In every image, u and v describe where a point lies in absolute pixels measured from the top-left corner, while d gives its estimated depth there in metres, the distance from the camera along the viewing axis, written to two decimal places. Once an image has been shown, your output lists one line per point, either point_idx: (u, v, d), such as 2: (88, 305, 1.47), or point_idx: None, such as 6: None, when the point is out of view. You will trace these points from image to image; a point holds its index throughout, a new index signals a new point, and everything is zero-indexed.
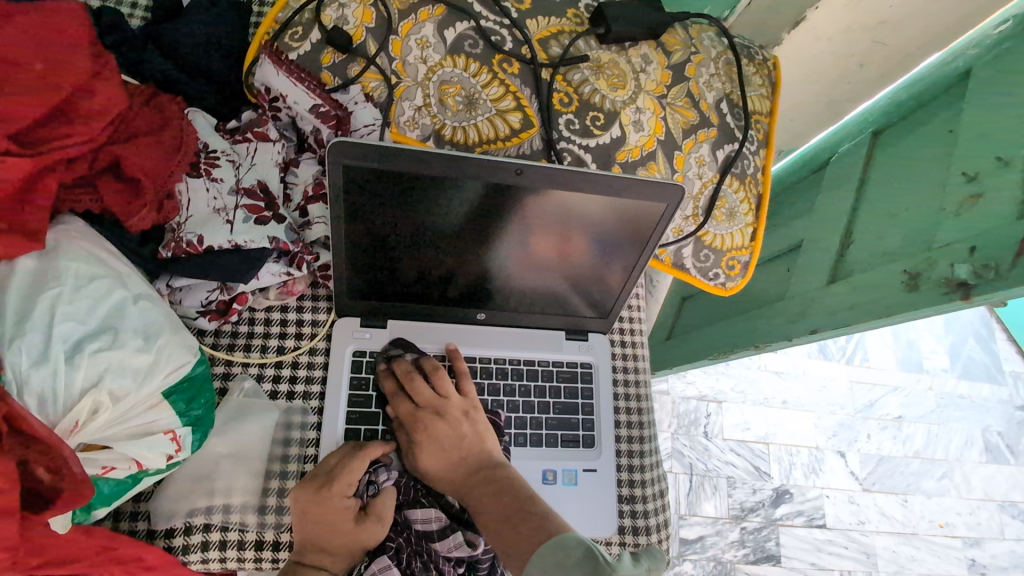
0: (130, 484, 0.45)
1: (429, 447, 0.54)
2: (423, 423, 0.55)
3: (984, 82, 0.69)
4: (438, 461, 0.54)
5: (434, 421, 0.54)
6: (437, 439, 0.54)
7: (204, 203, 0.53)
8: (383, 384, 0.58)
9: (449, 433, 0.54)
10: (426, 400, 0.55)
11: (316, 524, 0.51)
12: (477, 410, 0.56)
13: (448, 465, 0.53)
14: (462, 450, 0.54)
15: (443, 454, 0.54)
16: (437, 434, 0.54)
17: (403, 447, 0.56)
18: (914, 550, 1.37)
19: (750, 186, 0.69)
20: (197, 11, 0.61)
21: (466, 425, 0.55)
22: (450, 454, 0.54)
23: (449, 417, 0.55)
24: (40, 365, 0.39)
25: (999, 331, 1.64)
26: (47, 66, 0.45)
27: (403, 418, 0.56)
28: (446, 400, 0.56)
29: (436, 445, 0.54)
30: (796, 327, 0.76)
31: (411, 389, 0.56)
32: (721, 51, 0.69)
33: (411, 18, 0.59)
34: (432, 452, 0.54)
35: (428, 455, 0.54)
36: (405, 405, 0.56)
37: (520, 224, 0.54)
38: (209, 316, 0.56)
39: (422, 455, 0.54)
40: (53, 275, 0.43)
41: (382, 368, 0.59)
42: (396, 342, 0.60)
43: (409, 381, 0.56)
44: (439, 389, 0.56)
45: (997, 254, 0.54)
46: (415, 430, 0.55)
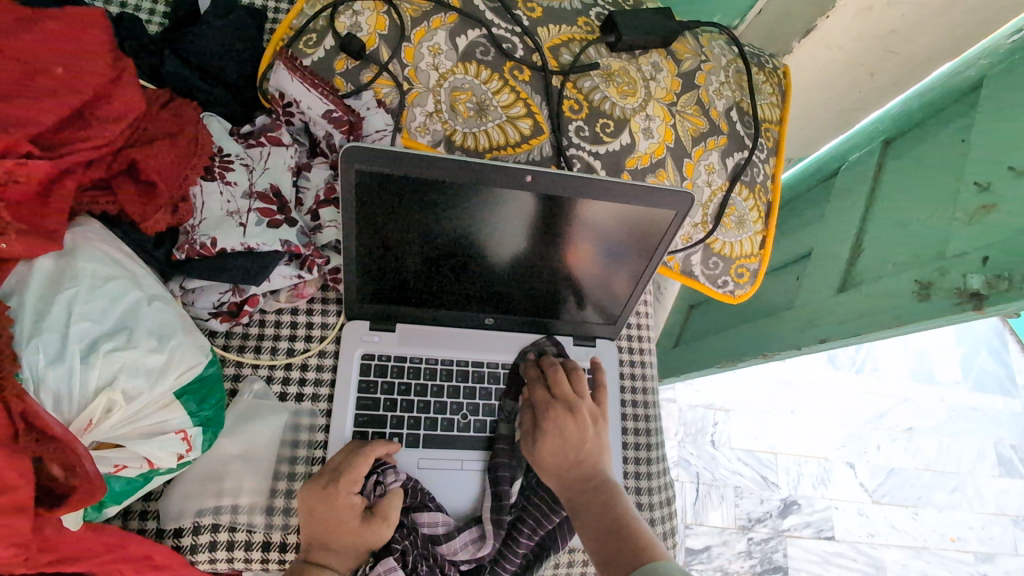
0: (141, 483, 0.46)
1: (553, 438, 0.56)
2: (554, 412, 0.57)
3: (997, 91, 0.69)
4: (558, 456, 0.55)
5: (564, 415, 0.57)
6: (563, 434, 0.56)
7: (218, 206, 0.54)
8: (526, 371, 0.62)
9: (575, 432, 0.56)
10: (565, 394, 0.59)
11: (321, 521, 0.51)
12: (603, 422, 0.59)
13: (566, 466, 0.55)
14: (582, 452, 0.56)
15: (565, 450, 0.55)
16: (566, 430, 0.56)
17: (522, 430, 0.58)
18: (925, 564, 1.35)
19: (759, 194, 0.69)
20: (215, 17, 0.62)
21: (591, 431, 0.57)
22: (569, 454, 0.55)
23: (579, 417, 0.57)
24: (56, 364, 0.40)
25: (1012, 342, 1.62)
26: (68, 72, 0.46)
27: (538, 404, 0.58)
28: (582, 401, 0.59)
29: (561, 438, 0.56)
30: (806, 336, 0.76)
31: (551, 378, 0.60)
32: (731, 60, 0.69)
33: (424, 26, 0.59)
34: (555, 442, 0.56)
35: (550, 447, 0.56)
36: (542, 391, 0.59)
37: (525, 225, 0.54)
38: (220, 317, 0.57)
39: (543, 448, 0.56)
40: (71, 276, 0.44)
41: (530, 359, 0.63)
42: (535, 351, 0.64)
43: (549, 370, 0.60)
44: (576, 389, 0.60)
45: (1010, 265, 0.54)
46: (546, 418, 0.57)
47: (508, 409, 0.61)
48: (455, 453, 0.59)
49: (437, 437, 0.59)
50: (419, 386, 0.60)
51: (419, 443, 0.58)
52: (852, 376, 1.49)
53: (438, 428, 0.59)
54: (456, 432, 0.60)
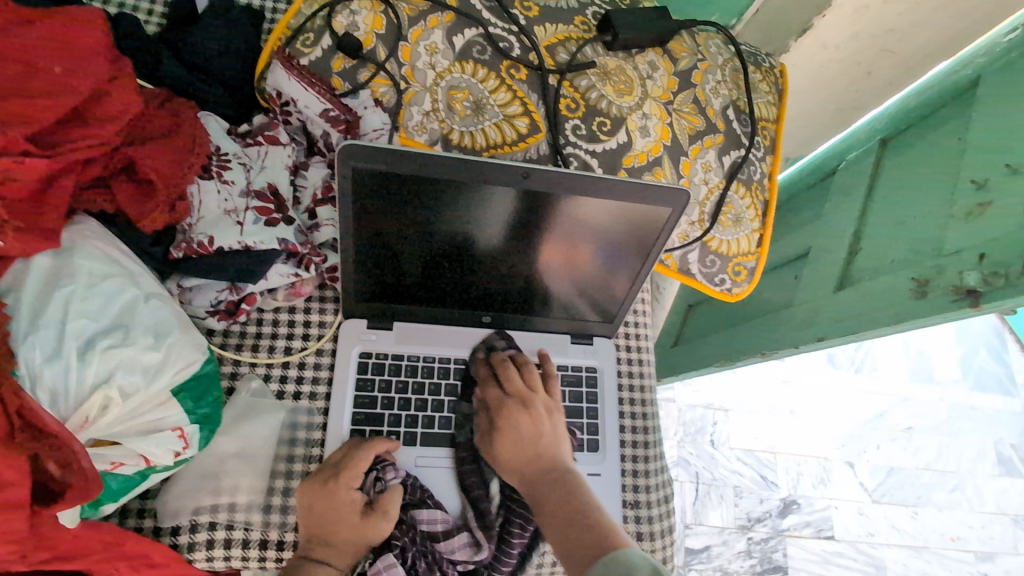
0: (138, 480, 0.46)
1: (507, 436, 0.57)
2: (507, 408, 0.58)
3: (994, 90, 0.69)
4: (513, 452, 0.56)
5: (517, 410, 0.57)
6: (518, 430, 0.57)
7: (215, 204, 0.54)
8: (478, 370, 0.61)
9: (528, 426, 0.57)
10: (517, 390, 0.59)
11: (321, 516, 0.52)
12: (558, 411, 0.59)
13: (522, 461, 0.55)
14: (538, 446, 0.55)
15: (520, 446, 0.56)
16: (519, 426, 0.57)
17: (477, 431, 0.59)
18: (926, 564, 1.35)
19: (756, 192, 0.69)
20: (213, 18, 0.62)
21: (545, 422, 0.57)
22: (524, 449, 0.56)
23: (531, 409, 0.58)
24: (53, 361, 0.40)
25: (1012, 341, 1.62)
26: (66, 71, 0.46)
27: (490, 402, 0.59)
28: (535, 395, 0.59)
29: (514, 434, 0.57)
30: (803, 334, 0.76)
31: (502, 375, 0.60)
32: (728, 58, 0.70)
33: (421, 25, 0.60)
34: (510, 439, 0.56)
35: (506, 445, 0.56)
36: (495, 390, 0.60)
37: (526, 229, 0.55)
38: (218, 316, 0.57)
39: (498, 445, 0.57)
40: (68, 273, 0.44)
41: (479, 356, 0.62)
42: (485, 348, 0.63)
43: (500, 369, 0.61)
44: (528, 382, 0.60)
45: (1007, 262, 0.54)
46: (499, 416, 0.58)
47: (463, 413, 0.60)
48: (451, 453, 0.59)
49: (435, 435, 0.59)
50: (416, 384, 0.60)
51: (416, 441, 0.58)
52: (851, 376, 1.49)
53: (436, 426, 0.59)
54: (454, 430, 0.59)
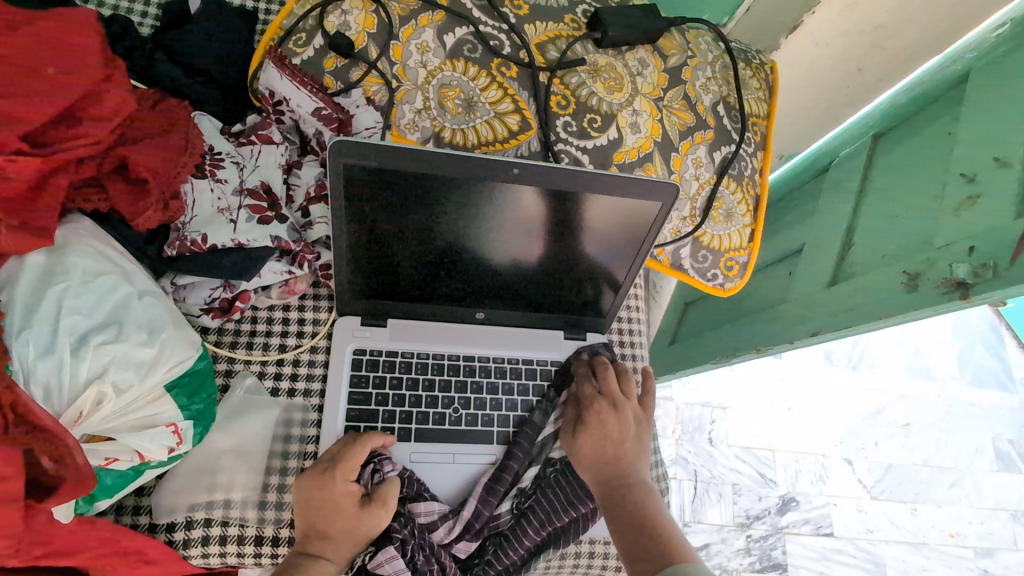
0: (132, 476, 0.46)
1: (594, 432, 0.58)
2: (599, 406, 0.59)
3: (983, 84, 0.70)
4: (597, 451, 0.57)
5: (607, 409, 0.59)
6: (607, 428, 0.58)
7: (209, 203, 0.54)
8: (576, 367, 0.64)
9: (615, 428, 0.58)
10: (613, 392, 0.60)
11: (320, 508, 0.52)
12: (644, 423, 0.61)
13: (602, 460, 0.57)
14: (621, 451, 0.57)
15: (603, 445, 0.57)
16: (607, 424, 0.58)
17: (567, 422, 0.60)
18: (925, 560, 1.35)
19: (747, 187, 0.70)
20: (207, 18, 0.63)
21: (632, 429, 0.59)
22: (607, 449, 0.57)
23: (622, 414, 0.59)
24: (46, 357, 0.40)
25: (1008, 337, 1.63)
26: (60, 70, 0.47)
27: (586, 396, 0.60)
28: (627, 402, 0.60)
29: (603, 433, 0.58)
30: (797, 330, 0.76)
31: (602, 377, 0.62)
32: (718, 55, 0.70)
33: (412, 24, 0.60)
34: (596, 436, 0.58)
35: (590, 439, 0.58)
36: (590, 386, 0.61)
37: (525, 230, 0.56)
38: (212, 313, 0.57)
39: (581, 440, 0.58)
40: (61, 270, 0.44)
41: (581, 357, 0.65)
42: (589, 351, 0.66)
43: (599, 368, 0.62)
44: (624, 389, 0.62)
45: (996, 254, 0.55)
46: (590, 412, 0.59)
47: (455, 408, 0.60)
48: (445, 446, 0.59)
49: (429, 431, 0.59)
50: (410, 380, 0.60)
51: (411, 437, 0.59)
52: (848, 373, 1.49)
53: (430, 422, 0.59)
54: (447, 425, 0.60)
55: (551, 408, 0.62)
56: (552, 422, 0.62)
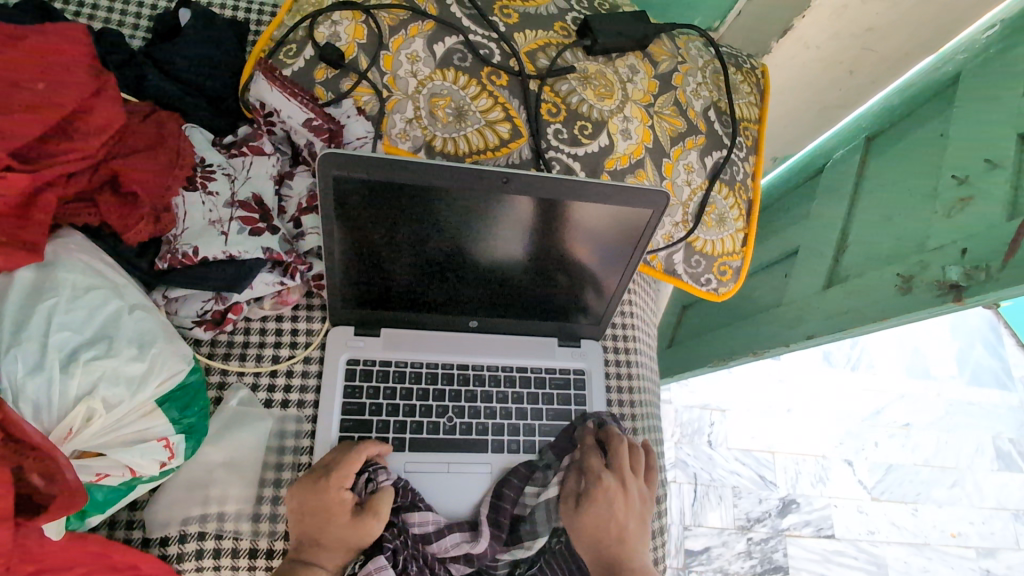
0: (124, 491, 0.46)
1: (599, 514, 0.57)
2: (608, 487, 0.58)
3: (973, 87, 0.70)
4: (600, 530, 0.57)
5: (615, 490, 0.58)
6: (614, 508, 0.57)
7: (200, 216, 0.54)
8: (585, 438, 0.61)
9: (620, 510, 0.57)
10: (621, 467, 0.59)
11: (313, 515, 0.52)
12: (648, 499, 0.61)
13: (605, 540, 0.57)
14: (624, 532, 0.57)
15: (608, 525, 0.57)
16: (613, 507, 0.57)
17: (569, 495, 0.58)
18: (926, 561, 1.34)
19: (739, 192, 0.70)
20: (197, 30, 0.63)
21: (636, 509, 0.59)
22: (610, 532, 0.57)
23: (628, 494, 0.58)
24: (35, 373, 0.40)
25: (1007, 336, 1.63)
26: (49, 87, 0.47)
27: (593, 471, 0.59)
28: (634, 478, 0.60)
29: (610, 513, 0.57)
30: (792, 333, 0.76)
31: (610, 448, 0.60)
32: (708, 61, 0.70)
33: (402, 34, 0.60)
34: (600, 518, 0.57)
35: (594, 522, 0.57)
36: (599, 459, 0.59)
37: (521, 232, 0.55)
38: (204, 325, 0.57)
39: (585, 517, 0.57)
40: (51, 286, 0.44)
41: (588, 427, 0.62)
42: (596, 421, 0.63)
43: (607, 439, 0.61)
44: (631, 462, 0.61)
45: (988, 256, 0.55)
46: (598, 490, 0.57)
47: (448, 417, 0.60)
48: (440, 456, 0.59)
49: (423, 440, 0.59)
50: (404, 390, 0.60)
51: (405, 446, 0.59)
52: (847, 374, 1.49)
53: (424, 431, 0.59)
54: (442, 435, 0.60)
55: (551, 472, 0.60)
56: (552, 484, 0.59)
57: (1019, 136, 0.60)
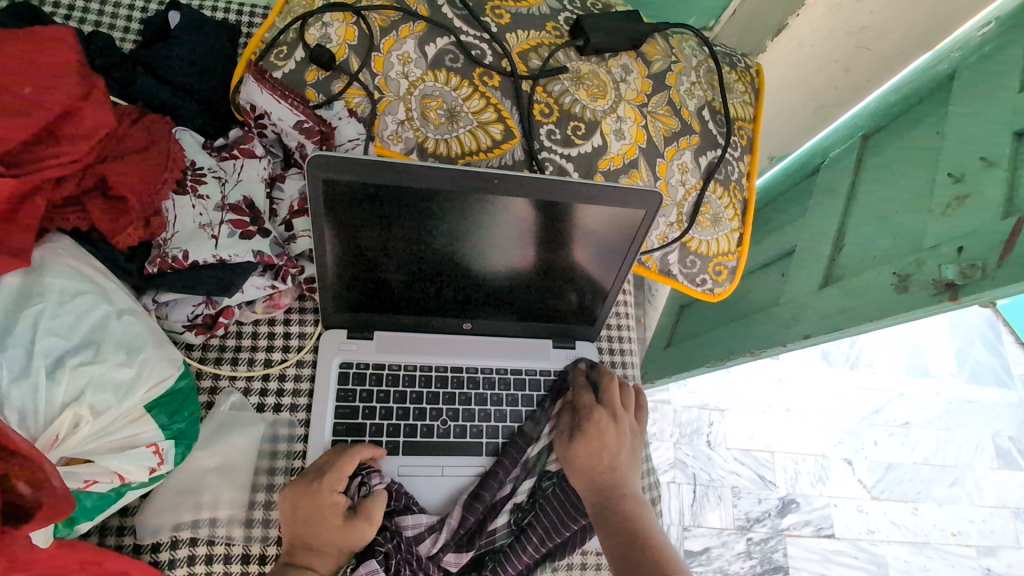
0: (113, 498, 0.46)
1: (591, 442, 0.59)
2: (599, 416, 0.60)
3: (968, 84, 0.70)
4: (592, 458, 0.58)
5: (606, 420, 0.60)
6: (605, 439, 0.59)
7: (190, 219, 0.54)
8: (575, 377, 0.64)
9: (612, 438, 0.59)
10: (612, 403, 0.62)
11: (306, 518, 0.51)
12: (640, 434, 0.62)
13: (597, 467, 0.58)
14: (616, 459, 0.59)
15: (600, 453, 0.58)
16: (605, 434, 0.59)
17: (564, 429, 0.61)
18: (927, 560, 1.34)
19: (734, 192, 0.69)
20: (186, 33, 0.63)
21: (628, 440, 0.60)
22: (601, 456, 0.58)
23: (619, 425, 0.61)
24: (20, 381, 0.40)
25: (1006, 333, 1.63)
26: (37, 91, 0.47)
27: (585, 404, 0.61)
28: (625, 413, 0.62)
29: (601, 440, 0.59)
30: (788, 332, 0.75)
31: (602, 386, 0.63)
32: (702, 60, 0.70)
33: (393, 35, 0.60)
34: (593, 444, 0.59)
35: (586, 448, 0.59)
36: (589, 396, 0.62)
37: (517, 234, 0.55)
38: (195, 329, 0.57)
39: (578, 448, 0.59)
40: (38, 292, 0.44)
41: (580, 368, 0.65)
42: (587, 362, 0.66)
43: (599, 379, 0.64)
44: (624, 399, 0.63)
45: (984, 254, 0.54)
46: (589, 421, 0.60)
47: (442, 420, 0.60)
48: (434, 459, 0.59)
49: (417, 444, 0.59)
50: (398, 393, 0.60)
51: (398, 450, 0.58)
52: (846, 373, 1.49)
53: (417, 435, 0.59)
54: (436, 438, 0.59)
55: (545, 419, 0.62)
56: (546, 434, 0.62)
57: (1014, 135, 0.60)
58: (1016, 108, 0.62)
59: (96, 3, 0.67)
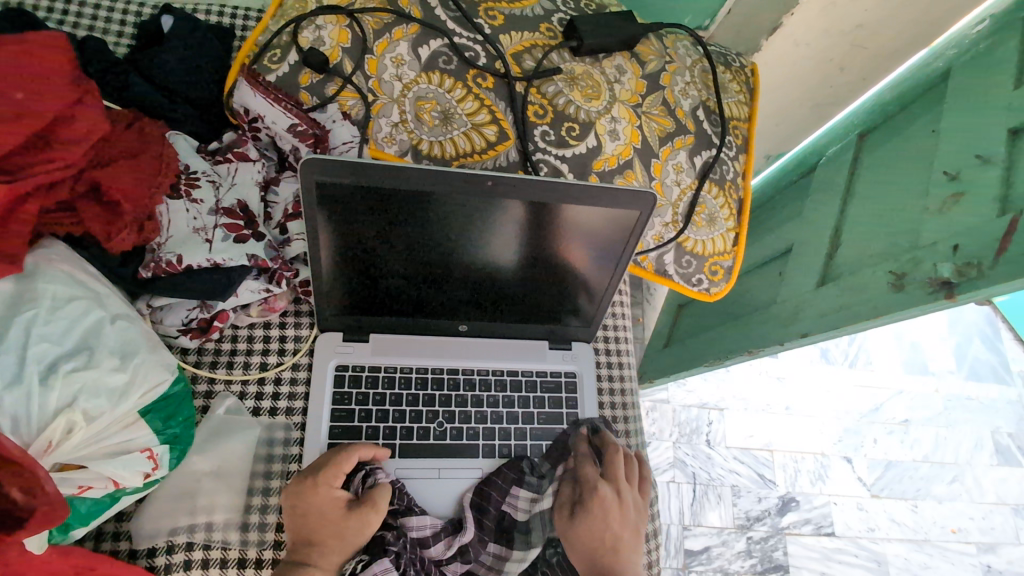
0: (108, 503, 0.45)
1: (594, 524, 0.56)
2: (603, 495, 0.57)
3: (963, 82, 0.70)
4: (593, 538, 0.56)
5: (609, 500, 0.57)
6: (608, 518, 0.57)
7: (184, 223, 0.54)
8: (579, 446, 0.61)
9: (615, 519, 0.57)
10: (617, 477, 0.59)
11: (305, 516, 0.51)
12: (643, 510, 0.60)
13: (598, 551, 0.56)
14: (619, 541, 0.57)
15: (602, 534, 0.56)
16: (608, 516, 0.57)
17: (565, 502, 0.59)
18: (927, 558, 1.34)
19: (729, 191, 0.69)
20: (180, 36, 0.63)
21: (632, 518, 0.58)
22: (603, 539, 0.56)
23: (623, 502, 0.58)
24: (13, 387, 0.40)
25: (1004, 330, 1.63)
26: (29, 95, 0.47)
27: (589, 481, 0.58)
28: (629, 487, 0.59)
29: (604, 521, 0.56)
30: (785, 331, 0.75)
31: (607, 459, 0.60)
32: (696, 60, 0.70)
33: (386, 37, 0.60)
34: (595, 526, 0.56)
35: (589, 529, 0.56)
36: (593, 469, 0.59)
37: (513, 236, 0.55)
38: (190, 334, 0.57)
39: (579, 526, 0.57)
40: (30, 297, 0.44)
41: (581, 433, 0.62)
42: (590, 428, 0.62)
43: (603, 447, 0.61)
44: (628, 471, 0.60)
45: (979, 252, 0.54)
46: (591, 498, 0.57)
47: (438, 423, 0.60)
48: (431, 462, 0.59)
49: (414, 446, 0.59)
50: (394, 396, 0.60)
51: (395, 453, 0.58)
52: (845, 371, 1.49)
53: (414, 437, 0.59)
54: (432, 440, 0.59)
55: (547, 484, 0.59)
56: (546, 498, 0.59)
57: (1009, 131, 0.60)
58: (1011, 105, 0.62)
59: (90, 8, 0.67)
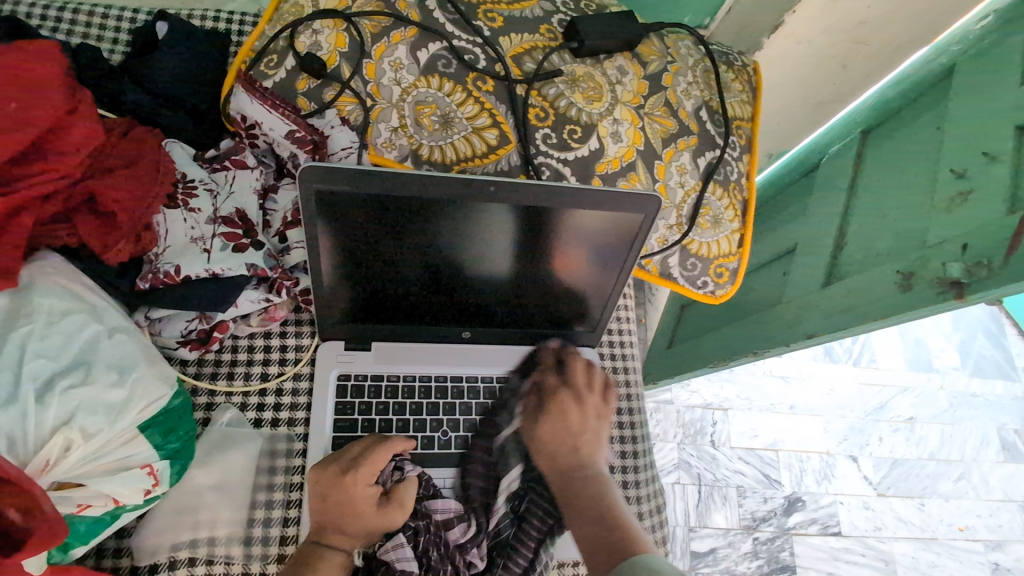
0: (108, 521, 0.45)
1: (552, 424, 0.59)
2: (563, 398, 0.61)
3: (969, 78, 0.69)
4: (553, 437, 0.58)
5: (569, 402, 0.61)
6: (567, 418, 0.59)
7: (181, 233, 0.53)
8: (543, 356, 0.64)
9: (575, 420, 0.59)
10: (576, 384, 0.62)
11: (336, 505, 0.50)
12: (607, 417, 0.62)
13: (561, 448, 0.58)
14: (581, 440, 0.58)
15: (563, 434, 0.58)
16: (568, 415, 0.60)
17: (529, 410, 0.61)
18: (935, 556, 1.33)
19: (734, 192, 0.68)
20: (177, 42, 0.62)
21: (593, 422, 0.60)
22: (565, 438, 0.58)
23: (583, 406, 0.61)
24: (8, 406, 0.39)
25: (1008, 326, 1.62)
26: (24, 107, 0.46)
27: (550, 387, 0.62)
28: (590, 395, 0.62)
29: (563, 421, 0.59)
30: (792, 332, 0.74)
31: (567, 368, 0.64)
32: (698, 59, 0.69)
33: (384, 41, 0.59)
34: (555, 425, 0.59)
35: (549, 429, 0.59)
36: (554, 377, 0.63)
37: (514, 242, 0.54)
38: (189, 345, 0.56)
39: (542, 426, 0.59)
40: (25, 312, 0.43)
41: (551, 346, 0.64)
42: (559, 341, 0.65)
43: (566, 360, 0.64)
44: (588, 380, 0.63)
45: (990, 251, 0.53)
46: (553, 401, 0.61)
47: (442, 431, 0.59)
48: (438, 471, 0.58)
49: (419, 456, 0.58)
50: (397, 405, 0.59)
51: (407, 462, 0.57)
52: (849, 369, 1.48)
53: (419, 447, 0.58)
54: (437, 449, 0.58)
55: (514, 397, 0.62)
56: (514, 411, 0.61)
57: (1016, 128, 0.59)
58: (1018, 101, 0.61)
59: (85, 16, 0.66)
